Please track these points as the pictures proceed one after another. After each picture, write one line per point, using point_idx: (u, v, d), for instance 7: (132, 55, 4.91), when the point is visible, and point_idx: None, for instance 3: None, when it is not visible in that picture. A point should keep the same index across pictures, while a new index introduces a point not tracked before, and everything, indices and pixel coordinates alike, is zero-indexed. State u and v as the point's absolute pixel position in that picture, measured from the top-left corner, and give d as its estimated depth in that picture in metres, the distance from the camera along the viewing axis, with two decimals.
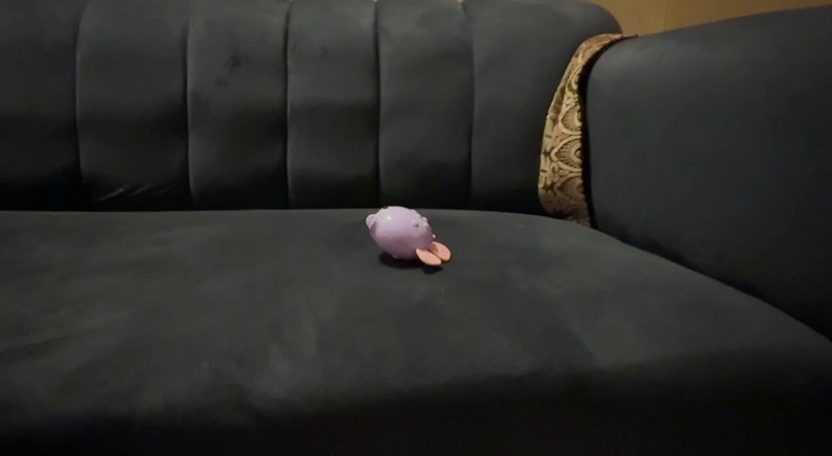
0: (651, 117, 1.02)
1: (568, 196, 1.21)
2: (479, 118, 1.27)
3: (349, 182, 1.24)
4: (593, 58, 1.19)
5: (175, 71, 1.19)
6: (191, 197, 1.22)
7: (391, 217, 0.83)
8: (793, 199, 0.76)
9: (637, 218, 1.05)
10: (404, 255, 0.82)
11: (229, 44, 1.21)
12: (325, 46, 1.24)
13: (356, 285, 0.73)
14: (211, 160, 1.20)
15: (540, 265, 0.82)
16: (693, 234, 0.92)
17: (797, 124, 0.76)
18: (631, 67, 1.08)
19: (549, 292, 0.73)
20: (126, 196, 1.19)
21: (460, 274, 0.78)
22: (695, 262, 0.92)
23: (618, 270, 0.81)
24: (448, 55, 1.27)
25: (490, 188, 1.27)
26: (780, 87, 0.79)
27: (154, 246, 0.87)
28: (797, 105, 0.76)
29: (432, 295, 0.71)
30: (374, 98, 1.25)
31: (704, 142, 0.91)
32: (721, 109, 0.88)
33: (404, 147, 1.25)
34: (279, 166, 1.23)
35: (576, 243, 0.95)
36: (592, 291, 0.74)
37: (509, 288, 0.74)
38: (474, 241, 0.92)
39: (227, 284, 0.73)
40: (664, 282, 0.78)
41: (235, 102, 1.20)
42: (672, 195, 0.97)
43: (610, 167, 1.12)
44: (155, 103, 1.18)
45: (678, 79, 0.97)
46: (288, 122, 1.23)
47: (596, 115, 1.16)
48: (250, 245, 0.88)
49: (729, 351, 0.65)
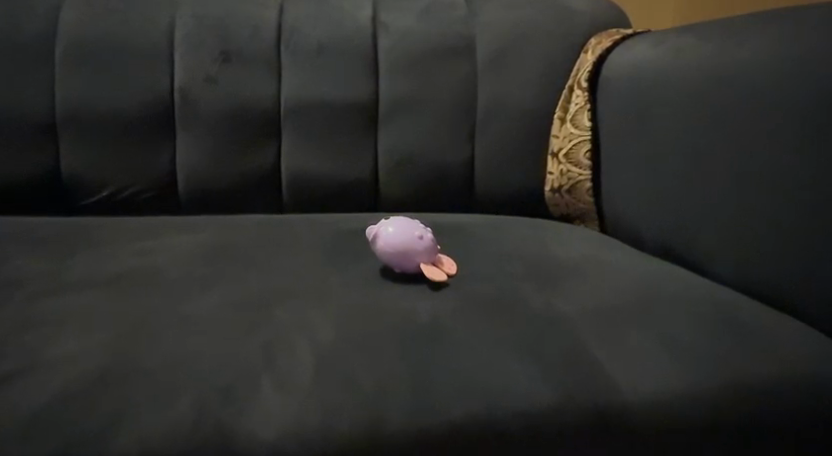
0: (667, 116, 0.95)
1: (577, 199, 1.15)
2: (482, 117, 1.20)
3: (348, 185, 1.18)
4: (603, 54, 1.13)
5: (161, 67, 1.12)
6: (180, 200, 1.15)
7: (393, 228, 0.78)
8: (817, 201, 0.69)
9: (652, 226, 0.99)
10: (407, 269, 0.76)
11: (219, 39, 1.14)
12: (321, 41, 1.17)
13: (356, 303, 0.67)
14: (200, 161, 1.13)
15: (553, 279, 0.76)
16: (711, 242, 0.86)
17: (819, 118, 0.69)
18: (645, 63, 1.02)
19: (567, 310, 0.67)
20: (110, 200, 1.12)
21: (468, 290, 0.72)
22: (712, 272, 0.85)
23: (636, 284, 0.75)
24: (450, 50, 1.20)
25: (494, 191, 1.21)
26: (800, 79, 0.73)
27: (137, 258, 0.80)
28: (821, 97, 0.69)
29: (438, 316, 0.65)
30: (372, 96, 1.18)
31: (722, 144, 0.84)
32: (739, 107, 0.82)
33: (404, 147, 1.18)
34: (273, 167, 1.16)
35: (590, 251, 0.90)
36: (613, 308, 0.68)
37: (523, 306, 0.68)
38: (480, 252, 0.86)
39: (215, 302, 0.67)
40: (688, 297, 0.72)
41: (225, 99, 1.13)
42: (688, 200, 0.90)
43: (622, 170, 1.06)
44: (139, 100, 1.11)
45: (693, 76, 0.91)
46: (282, 122, 1.16)
47: (607, 114, 1.10)
48: (241, 255, 0.82)
49: (757, 381, 0.59)
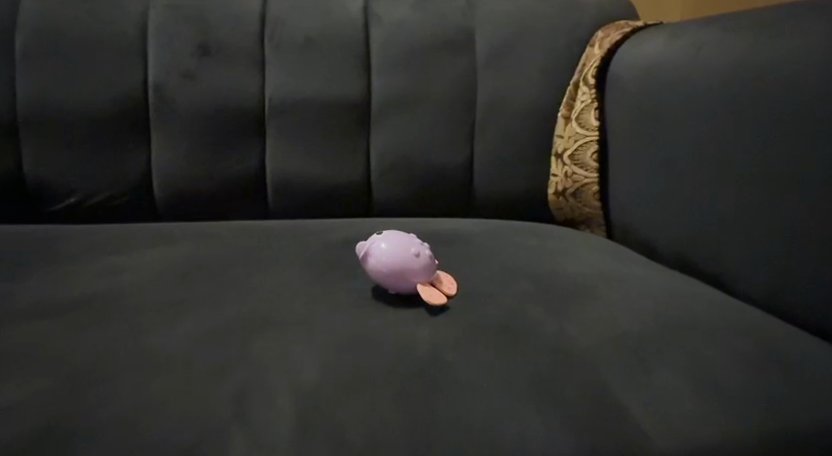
0: (681, 115, 0.87)
1: (582, 203, 1.06)
2: (482, 115, 1.12)
3: (338, 189, 1.10)
4: (611, 48, 1.04)
5: (133, 63, 1.04)
6: (156, 205, 1.07)
7: (387, 244, 0.70)
8: None
9: (664, 235, 0.90)
10: (402, 290, 0.69)
11: (196, 31, 1.06)
12: (308, 33, 1.09)
13: (345, 334, 0.60)
14: (178, 164, 1.05)
15: (563, 301, 0.68)
16: (733, 255, 0.77)
17: None
18: (657, 58, 0.93)
19: (583, 341, 0.59)
20: (81, 206, 1.03)
21: (471, 315, 0.64)
22: (735, 289, 0.77)
23: (657, 306, 0.68)
24: (446, 44, 1.12)
25: (495, 195, 1.13)
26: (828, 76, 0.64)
27: (102, 276, 0.72)
28: None
29: (438, 348, 0.57)
30: (363, 93, 1.10)
31: (743, 147, 0.76)
32: (761, 107, 0.73)
33: (398, 148, 1.10)
34: (256, 170, 1.08)
35: (601, 265, 0.82)
36: (635, 338, 0.60)
37: (533, 336, 0.60)
38: (481, 267, 0.79)
39: (186, 333, 0.59)
40: (717, 323, 0.64)
41: (203, 97, 1.05)
42: (704, 208, 0.82)
43: (632, 173, 0.97)
44: (110, 99, 1.02)
45: (710, 72, 0.82)
46: (266, 121, 1.08)
47: (616, 113, 1.01)
48: (220, 272, 0.74)
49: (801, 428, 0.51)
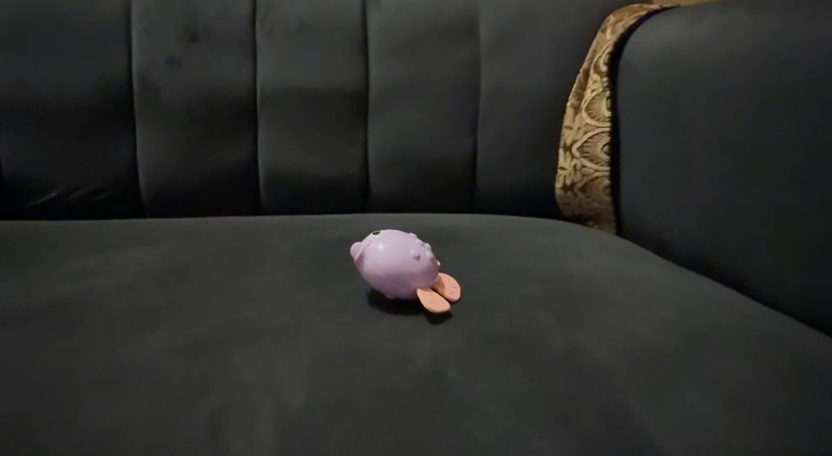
0: (701, 104, 0.80)
1: (592, 198, 1.00)
2: (486, 105, 1.06)
3: (334, 183, 1.04)
4: (624, 33, 0.97)
5: (116, 48, 0.98)
6: (143, 201, 1.01)
7: (384, 245, 0.64)
8: None
9: (681, 233, 0.84)
10: (400, 295, 0.63)
11: (183, 15, 1.00)
12: (301, 18, 1.03)
13: (338, 346, 0.54)
14: (165, 157, 0.99)
15: (576, 307, 0.63)
16: (756, 256, 0.70)
17: None
18: (675, 42, 0.86)
19: (600, 356, 0.54)
20: (63, 201, 0.98)
21: (476, 324, 0.59)
22: (760, 293, 0.71)
23: (678, 314, 0.62)
24: (449, 29, 1.06)
25: (499, 190, 1.07)
26: None
27: (76, 280, 0.67)
28: None
29: (440, 363, 0.52)
30: (360, 82, 1.04)
31: (766, 136, 0.69)
32: (787, 91, 0.66)
33: (397, 140, 1.04)
34: (248, 163, 1.02)
35: (615, 267, 0.76)
36: (659, 352, 0.54)
37: (545, 349, 0.54)
38: (485, 270, 0.73)
39: (162, 345, 0.54)
40: (745, 333, 0.58)
41: (190, 85, 0.99)
42: (724, 204, 0.76)
43: (646, 167, 0.91)
44: (91, 87, 0.96)
45: (732, 56, 0.75)
46: (258, 111, 1.02)
47: (630, 102, 0.94)
48: (203, 274, 0.69)
49: None
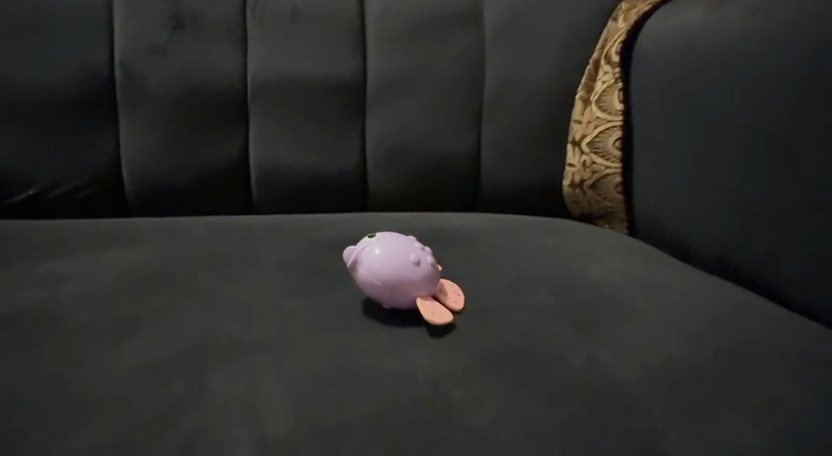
0: (723, 96, 0.75)
1: (602, 196, 0.94)
2: (491, 98, 1.00)
3: (330, 180, 0.98)
4: (638, 21, 0.90)
5: (97, 36, 0.92)
6: (127, 198, 0.95)
7: (381, 249, 0.59)
8: None
9: (700, 234, 0.79)
10: (399, 305, 0.57)
11: (169, 1, 0.94)
12: (295, 5, 0.97)
13: (327, 363, 0.48)
14: (150, 151, 0.94)
15: (591, 319, 0.57)
16: (789, 261, 0.64)
17: None
18: (696, 30, 0.80)
19: (622, 376, 0.48)
20: (41, 198, 0.92)
21: (482, 338, 0.53)
22: (791, 301, 0.65)
23: (705, 327, 0.56)
24: (451, 17, 1.00)
25: (504, 188, 1.02)
26: None
27: (43, 286, 0.61)
28: None
29: (441, 384, 0.46)
30: (358, 74, 0.98)
31: (798, 131, 0.63)
32: (822, 82, 0.61)
33: (396, 134, 0.99)
34: (238, 159, 0.96)
35: (631, 271, 0.70)
36: (688, 371, 0.49)
37: (558, 367, 0.49)
38: (491, 275, 0.67)
39: (129, 363, 0.48)
40: (782, 350, 0.52)
41: (177, 76, 0.93)
42: (748, 203, 0.70)
43: (663, 164, 0.85)
44: (69, 76, 0.91)
45: (759, 43, 0.69)
46: (249, 104, 0.96)
47: (644, 95, 0.88)
48: (184, 281, 0.63)
49: None
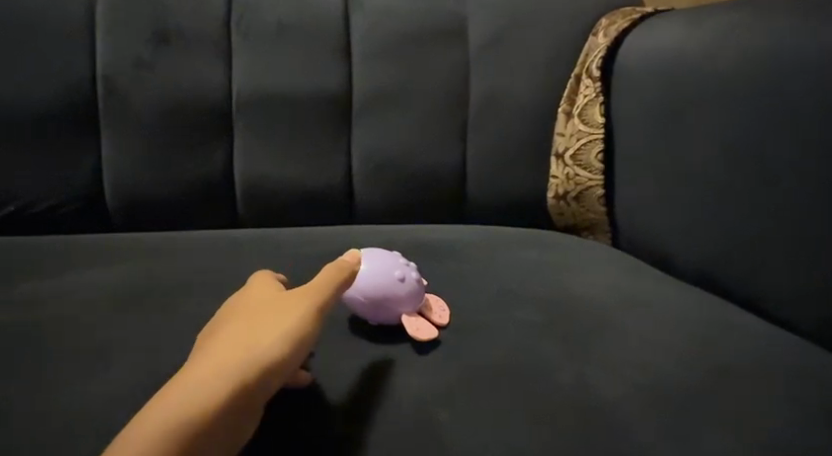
0: (702, 112, 0.76)
1: (585, 208, 0.95)
2: (476, 113, 1.01)
3: (316, 195, 0.99)
4: (618, 37, 0.92)
5: (80, 51, 0.92)
6: (110, 213, 0.95)
7: (366, 266, 0.59)
8: None
9: (681, 248, 0.80)
10: (383, 322, 0.58)
11: (153, 17, 0.94)
12: (281, 21, 0.97)
13: (313, 384, 0.49)
14: (134, 167, 0.93)
15: (574, 334, 0.58)
16: (768, 275, 0.65)
17: None
18: (674, 48, 0.82)
19: (604, 394, 0.49)
20: (22, 214, 0.91)
21: (467, 356, 0.53)
22: (769, 314, 0.66)
23: (687, 342, 0.57)
24: (436, 33, 1.01)
25: (489, 201, 1.02)
26: None
27: (25, 307, 0.61)
28: None
29: (426, 405, 0.46)
30: (344, 88, 0.98)
31: (775, 149, 0.65)
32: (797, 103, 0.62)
33: (381, 149, 0.99)
34: (223, 173, 0.96)
35: (614, 285, 0.71)
36: (669, 388, 0.49)
37: (542, 385, 0.49)
38: (476, 290, 0.68)
39: (111, 388, 0.48)
40: (763, 365, 0.53)
41: (161, 91, 0.93)
42: (727, 216, 0.71)
43: (644, 178, 0.86)
44: (51, 92, 0.90)
45: (736, 62, 0.71)
46: (234, 118, 0.96)
47: (624, 110, 0.90)
48: (169, 300, 0.63)
49: None
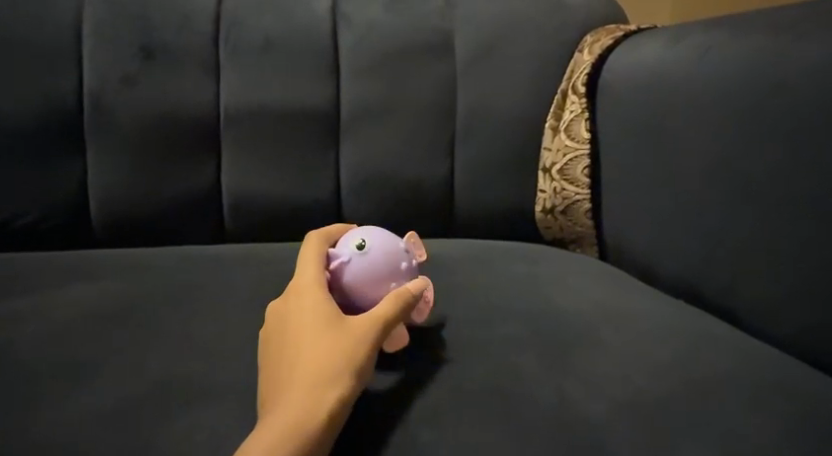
0: (685, 128, 0.77)
1: (573, 221, 0.96)
2: (463, 128, 1.02)
3: (304, 209, 0.98)
4: (603, 54, 0.93)
5: (65, 66, 0.91)
6: (95, 227, 0.94)
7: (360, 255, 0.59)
8: None
9: (665, 262, 0.80)
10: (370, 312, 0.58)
11: (140, 32, 0.94)
12: (268, 36, 0.97)
13: None
14: (119, 181, 0.93)
15: (562, 349, 0.58)
16: (751, 289, 0.66)
17: None
18: (657, 64, 0.83)
19: (588, 409, 0.49)
20: (4, 229, 0.90)
21: (453, 373, 0.53)
22: (753, 328, 0.67)
23: (672, 356, 0.57)
24: (423, 48, 1.01)
25: (477, 215, 1.03)
26: None
27: (5, 324, 0.60)
28: None
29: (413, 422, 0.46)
30: (331, 103, 0.99)
31: (757, 165, 0.66)
32: (776, 120, 0.63)
33: (369, 163, 0.99)
34: (209, 188, 0.96)
35: (600, 299, 0.71)
36: (654, 403, 0.50)
37: (528, 401, 0.49)
38: (464, 305, 0.68)
39: (93, 407, 0.47)
40: (746, 379, 0.54)
41: (147, 106, 0.93)
42: (711, 231, 0.72)
43: (629, 192, 0.87)
44: (36, 106, 0.90)
45: (718, 79, 0.72)
46: (221, 133, 0.96)
47: (610, 125, 0.91)
48: (153, 317, 0.63)
49: None
